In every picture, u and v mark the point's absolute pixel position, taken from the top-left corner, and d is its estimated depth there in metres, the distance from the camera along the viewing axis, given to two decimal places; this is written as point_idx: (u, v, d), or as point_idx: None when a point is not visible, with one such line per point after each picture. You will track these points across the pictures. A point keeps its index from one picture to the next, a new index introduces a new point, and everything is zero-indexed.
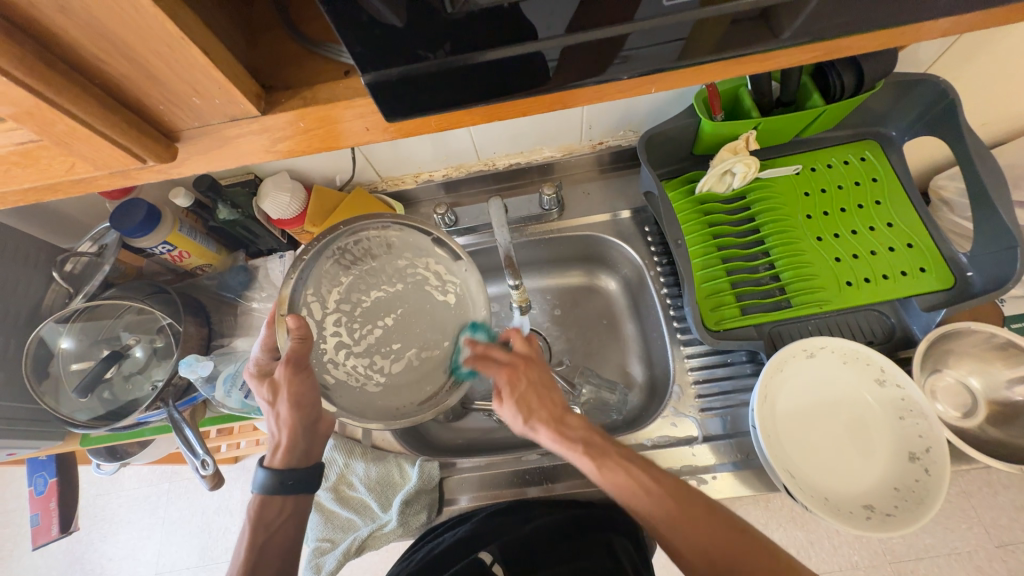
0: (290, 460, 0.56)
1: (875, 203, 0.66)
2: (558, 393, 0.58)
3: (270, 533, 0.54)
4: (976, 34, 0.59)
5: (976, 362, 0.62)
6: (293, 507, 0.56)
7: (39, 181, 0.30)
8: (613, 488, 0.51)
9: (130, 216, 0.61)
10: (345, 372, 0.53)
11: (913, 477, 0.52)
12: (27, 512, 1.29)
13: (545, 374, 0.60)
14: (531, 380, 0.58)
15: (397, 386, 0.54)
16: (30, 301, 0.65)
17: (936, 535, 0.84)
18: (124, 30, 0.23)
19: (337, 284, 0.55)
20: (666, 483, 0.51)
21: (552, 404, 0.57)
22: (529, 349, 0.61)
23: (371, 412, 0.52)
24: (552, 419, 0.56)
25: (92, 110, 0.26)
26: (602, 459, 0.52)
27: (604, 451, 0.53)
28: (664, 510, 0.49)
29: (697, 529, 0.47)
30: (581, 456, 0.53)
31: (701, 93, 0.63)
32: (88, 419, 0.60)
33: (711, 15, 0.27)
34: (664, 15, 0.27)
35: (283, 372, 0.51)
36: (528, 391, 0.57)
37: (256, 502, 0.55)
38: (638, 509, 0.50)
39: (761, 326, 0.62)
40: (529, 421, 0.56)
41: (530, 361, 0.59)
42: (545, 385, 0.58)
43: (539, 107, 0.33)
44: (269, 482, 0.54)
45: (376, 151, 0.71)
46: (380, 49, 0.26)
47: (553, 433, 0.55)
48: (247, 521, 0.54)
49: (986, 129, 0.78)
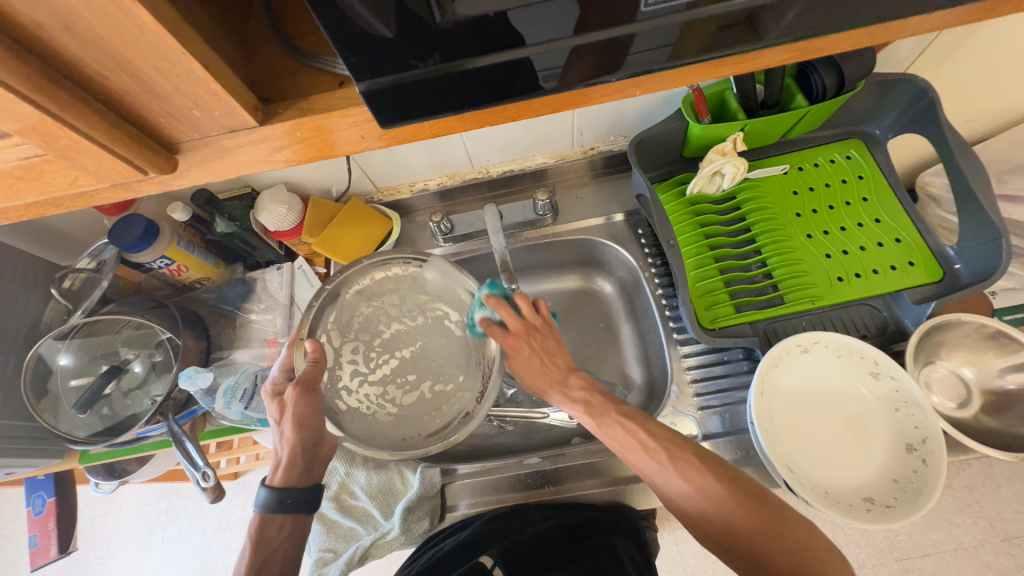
0: (289, 479, 0.54)
1: (862, 200, 0.68)
2: (563, 355, 0.59)
3: (269, 553, 0.51)
4: (951, 34, 0.61)
5: (969, 353, 0.62)
6: (293, 524, 0.54)
7: (42, 195, 0.31)
8: (612, 443, 0.52)
9: (129, 231, 0.61)
10: (359, 399, 0.56)
11: (911, 468, 0.53)
12: (23, 535, 1.27)
13: (553, 343, 0.59)
14: (536, 348, 0.57)
15: (407, 417, 0.56)
16: (28, 318, 0.65)
17: (941, 531, 0.84)
18: (126, 47, 0.24)
19: (357, 314, 0.58)
20: (662, 436, 0.50)
21: (556, 368, 0.58)
22: (535, 317, 0.60)
23: (378, 441, 0.53)
24: (556, 382, 0.57)
25: (95, 124, 0.26)
26: (602, 416, 0.53)
27: (605, 409, 0.54)
28: (655, 463, 0.49)
29: (688, 483, 0.47)
30: (582, 415, 0.55)
31: (687, 97, 0.65)
32: (86, 436, 0.59)
33: (692, 18, 0.29)
34: (651, 19, 0.28)
35: (292, 393, 0.51)
36: (534, 356, 0.57)
37: (256, 520, 0.53)
38: (632, 459, 0.50)
39: (756, 323, 0.63)
40: (535, 383, 0.58)
41: (536, 330, 0.58)
42: (550, 350, 0.58)
43: (529, 111, 0.34)
44: (268, 500, 0.53)
45: (372, 161, 0.72)
46: (373, 60, 0.27)
47: (559, 397, 0.57)
48: (248, 540, 0.52)
49: (968, 126, 0.80)
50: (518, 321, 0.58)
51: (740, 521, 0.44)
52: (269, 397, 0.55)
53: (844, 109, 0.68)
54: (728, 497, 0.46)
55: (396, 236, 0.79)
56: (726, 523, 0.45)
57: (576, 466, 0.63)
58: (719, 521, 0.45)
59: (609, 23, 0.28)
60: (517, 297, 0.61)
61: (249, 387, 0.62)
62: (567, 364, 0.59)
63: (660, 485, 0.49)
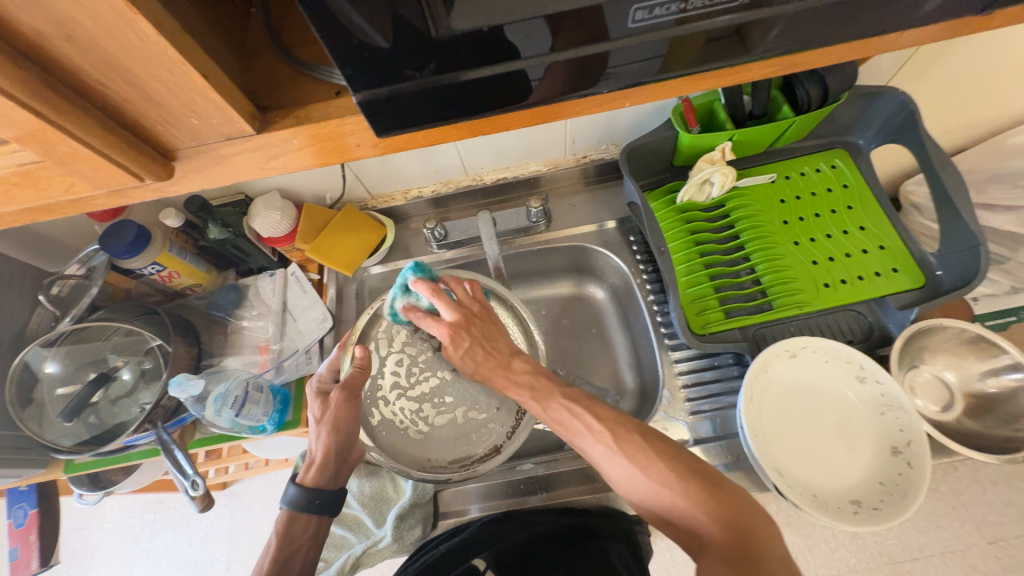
0: (319, 480, 0.56)
1: (847, 208, 0.69)
2: (505, 341, 0.59)
3: (293, 550, 0.53)
4: (928, 49, 0.63)
5: (951, 357, 0.64)
6: (318, 525, 0.55)
7: (37, 201, 0.31)
8: (560, 428, 0.52)
9: (119, 237, 0.61)
10: (394, 413, 0.61)
11: (897, 470, 0.54)
12: (2, 549, 1.23)
13: (492, 327, 0.59)
14: (475, 336, 0.57)
15: (437, 441, 0.60)
16: (15, 325, 0.64)
17: (929, 534, 0.85)
18: (127, 56, 0.25)
19: (408, 328, 0.64)
20: (609, 418, 0.50)
21: (498, 354, 0.57)
22: (473, 303, 0.60)
23: (404, 459, 0.59)
24: (500, 368, 0.57)
25: (93, 132, 0.27)
26: (547, 401, 0.53)
27: (551, 393, 0.54)
28: (602, 445, 0.48)
29: (630, 463, 0.46)
30: (528, 400, 0.55)
31: (676, 108, 0.66)
32: (72, 445, 0.59)
33: (680, 34, 0.30)
34: (641, 33, 0.29)
35: (338, 395, 0.56)
36: (475, 344, 0.57)
37: (284, 517, 0.54)
38: (581, 443, 0.50)
39: (745, 329, 0.64)
40: (477, 370, 0.57)
41: (474, 317, 0.58)
42: (490, 337, 0.58)
43: (523, 121, 0.35)
44: (298, 498, 0.54)
45: (366, 168, 0.73)
46: (371, 70, 0.27)
47: (503, 381, 0.56)
48: (274, 536, 0.53)
49: (947, 137, 0.83)
50: (450, 309, 0.57)
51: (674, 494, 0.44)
52: (313, 396, 0.57)
53: (828, 120, 0.70)
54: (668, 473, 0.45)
55: (390, 242, 0.80)
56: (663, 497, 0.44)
57: (569, 471, 0.62)
58: (657, 498, 0.44)
59: (601, 37, 0.29)
60: (451, 282, 0.60)
61: (241, 394, 0.60)
62: (510, 348, 0.59)
63: (602, 466, 0.48)
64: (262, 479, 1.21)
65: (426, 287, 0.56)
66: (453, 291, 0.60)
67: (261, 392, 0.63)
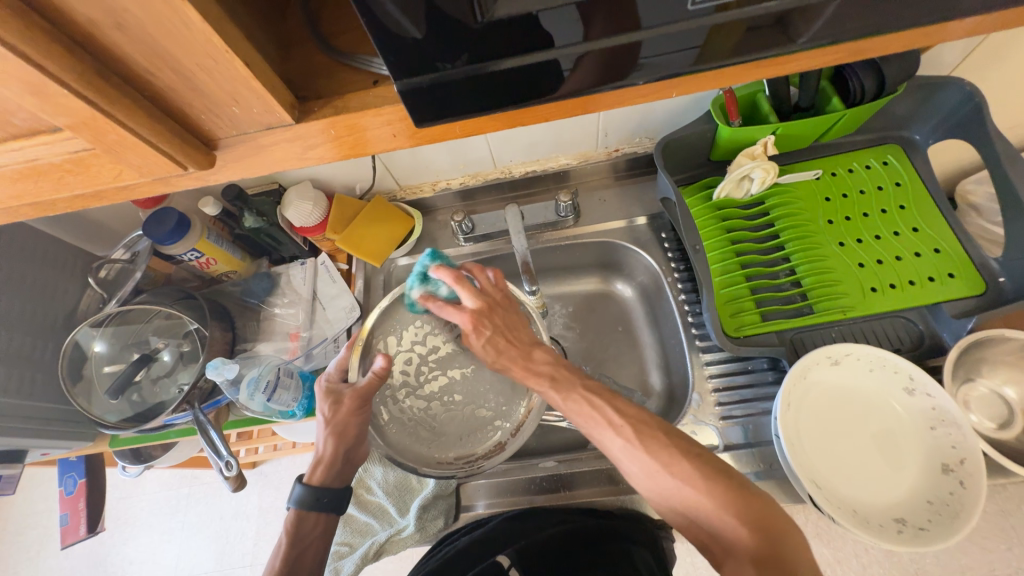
0: (327, 478, 0.58)
1: (900, 207, 0.65)
2: (527, 331, 0.55)
3: (303, 548, 0.55)
4: (1002, 35, 0.58)
5: (1012, 371, 0.59)
6: (327, 521, 0.57)
7: (88, 188, 0.32)
8: (577, 419, 0.49)
9: (162, 224, 0.63)
10: (402, 411, 0.60)
11: (947, 489, 0.50)
12: (54, 513, 1.32)
13: (513, 317, 0.55)
14: (499, 324, 0.53)
15: (445, 438, 0.59)
16: (67, 306, 0.67)
17: (972, 556, 0.80)
18: (174, 45, 0.25)
19: (417, 327, 0.63)
20: (629, 414, 0.48)
21: (520, 343, 0.53)
22: (496, 291, 0.56)
23: (411, 456, 0.58)
24: (521, 357, 0.52)
25: (140, 120, 0.27)
26: (568, 391, 0.50)
27: (572, 385, 0.50)
28: (622, 439, 0.46)
29: (646, 467, 0.44)
30: (547, 391, 0.51)
31: (717, 99, 0.64)
32: (117, 420, 0.62)
33: (724, 21, 0.28)
34: (678, 23, 0.27)
35: (349, 400, 0.56)
36: (497, 333, 0.53)
37: (293, 516, 0.56)
38: (600, 437, 0.48)
39: (782, 332, 0.61)
40: (497, 361, 0.52)
41: (495, 304, 0.54)
42: (512, 326, 0.54)
43: (560, 113, 0.34)
44: (305, 498, 0.56)
45: (397, 159, 0.73)
46: (410, 58, 0.27)
47: (520, 371, 0.52)
48: (285, 535, 0.55)
49: (1014, 132, 0.76)
50: (472, 296, 0.53)
51: (696, 500, 0.42)
52: (322, 394, 0.58)
53: (881, 114, 0.65)
54: (696, 478, 0.43)
55: (417, 234, 0.80)
56: (684, 500, 0.43)
57: (591, 472, 0.63)
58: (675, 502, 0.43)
59: (636, 26, 0.27)
60: (473, 269, 0.56)
61: (272, 379, 0.62)
62: (531, 338, 0.55)
63: (619, 462, 0.47)
64: (289, 460, 1.25)
65: (449, 273, 0.53)
66: (474, 278, 0.56)
67: (291, 377, 0.65)
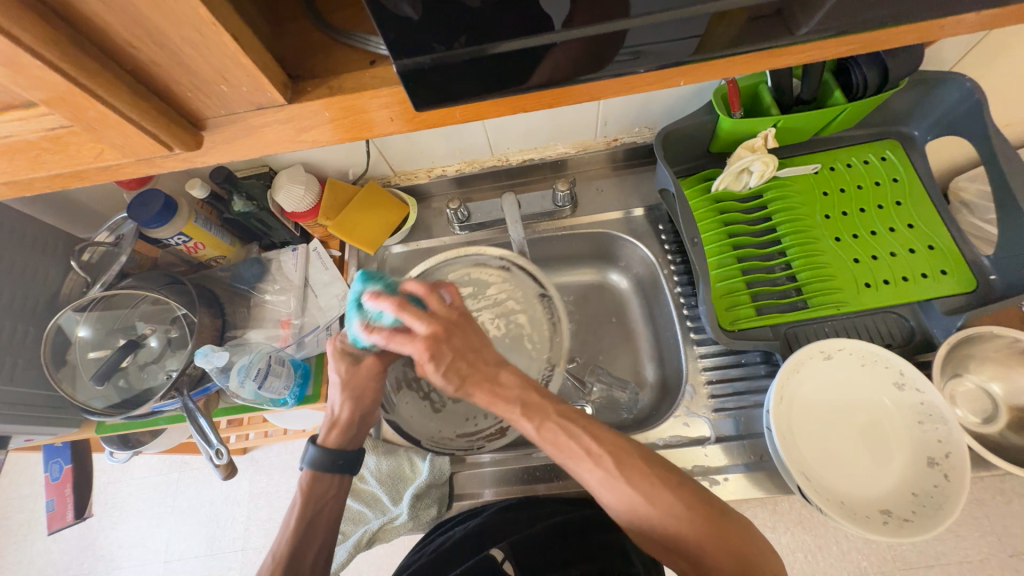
0: (342, 441, 0.57)
1: (895, 203, 0.65)
2: (490, 350, 0.52)
3: (319, 509, 0.55)
4: (1004, 32, 0.57)
5: (998, 367, 0.60)
6: (341, 484, 0.57)
7: (67, 168, 0.30)
8: (551, 450, 0.48)
9: (147, 207, 0.61)
10: (415, 384, 0.64)
11: (932, 482, 0.51)
12: (41, 497, 1.31)
13: (473, 336, 0.52)
14: (456, 348, 0.50)
15: (452, 416, 0.63)
16: (48, 290, 0.65)
17: (946, 543, 0.83)
18: (158, 16, 0.23)
19: None
20: (608, 442, 0.48)
21: (483, 364, 0.51)
22: (450, 312, 0.52)
23: (417, 429, 0.62)
24: (486, 382, 0.50)
25: (122, 96, 0.26)
26: (542, 420, 0.49)
27: (544, 412, 0.49)
28: (601, 471, 0.46)
29: (633, 485, 0.45)
30: (520, 419, 0.49)
31: (719, 90, 0.63)
32: (104, 407, 0.60)
33: (726, 9, 0.27)
34: (684, 7, 0.27)
35: (370, 361, 0.57)
36: (457, 358, 0.50)
37: (307, 477, 0.56)
38: (579, 471, 0.47)
39: (776, 327, 0.61)
40: (460, 388, 0.50)
41: (452, 327, 0.51)
42: (473, 348, 0.51)
43: (560, 100, 0.33)
44: (320, 459, 0.56)
45: (391, 144, 0.71)
46: (408, 38, 0.26)
47: (487, 396, 0.50)
48: (299, 495, 0.55)
49: (1010, 130, 0.76)
50: (425, 320, 0.49)
51: (686, 524, 0.43)
52: (336, 353, 0.57)
53: (881, 109, 0.65)
54: None
55: (412, 222, 0.79)
56: (677, 525, 0.44)
57: None
58: (664, 524, 0.44)
59: (639, 11, 0.27)
60: (421, 291, 0.52)
61: (263, 366, 0.60)
62: (495, 357, 0.52)
63: (597, 491, 0.47)
64: (281, 446, 1.25)
65: (391, 302, 0.49)
66: (426, 299, 0.52)
67: (283, 365, 0.64)
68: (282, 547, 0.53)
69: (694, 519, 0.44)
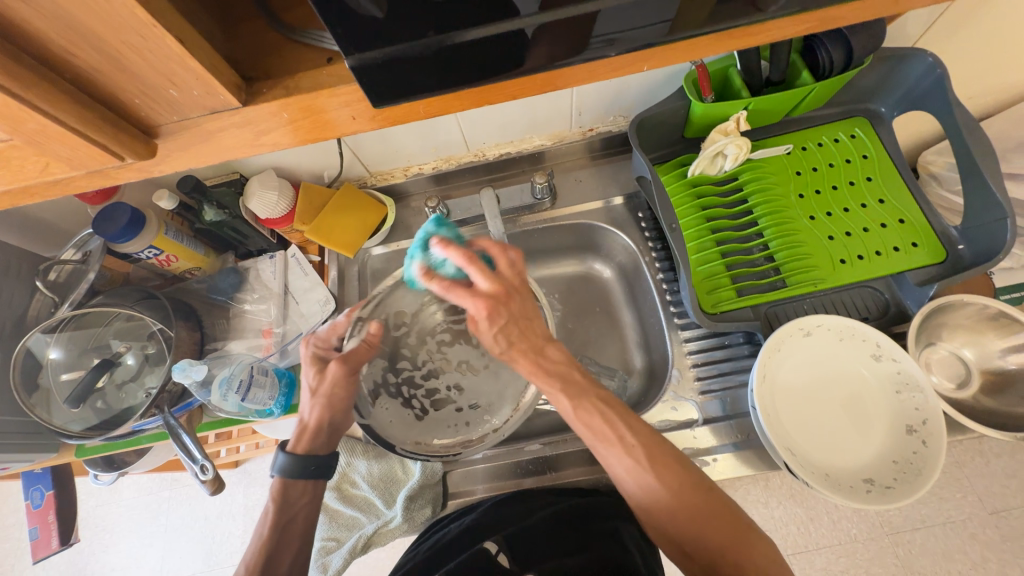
0: (312, 446, 0.58)
1: (867, 179, 0.66)
2: (541, 324, 0.55)
3: (291, 516, 0.55)
4: (963, 5, 0.58)
5: (969, 334, 0.62)
6: (314, 489, 0.57)
7: (13, 183, 0.29)
8: (585, 431, 0.49)
9: (113, 221, 0.59)
10: (395, 390, 0.62)
11: (911, 449, 0.53)
12: (25, 525, 1.27)
13: (531, 306, 0.54)
14: (512, 314, 0.52)
15: (433, 424, 0.61)
16: (14, 312, 0.63)
17: (930, 506, 0.85)
18: (93, 20, 0.22)
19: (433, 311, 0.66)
20: (641, 432, 0.49)
21: (533, 336, 0.54)
22: (516, 276, 0.55)
23: (393, 434, 0.59)
24: (532, 352, 0.53)
25: (61, 106, 0.24)
26: (579, 399, 0.50)
27: (583, 392, 0.51)
28: (631, 460, 0.47)
29: (662, 486, 0.46)
30: (558, 395, 0.51)
31: (690, 74, 0.63)
32: (81, 429, 0.58)
33: None
34: None
35: (334, 366, 0.57)
36: (511, 323, 0.53)
37: (278, 485, 0.55)
38: (607, 457, 0.48)
39: (757, 307, 0.62)
40: (507, 351, 0.53)
41: (513, 292, 0.53)
42: (528, 317, 0.54)
43: (529, 91, 0.32)
44: (291, 466, 0.55)
45: (364, 143, 0.70)
46: (364, 32, 0.25)
47: (530, 365, 0.52)
48: (272, 503, 0.55)
49: (973, 103, 0.78)
50: (488, 281, 0.52)
51: (710, 532, 0.44)
52: (308, 360, 0.58)
53: (848, 87, 0.66)
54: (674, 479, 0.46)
55: (391, 222, 0.78)
56: (694, 531, 0.44)
57: (576, 452, 0.63)
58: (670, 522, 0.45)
59: None
60: (492, 250, 0.54)
61: (245, 378, 0.59)
62: (545, 333, 0.55)
63: (625, 481, 0.48)
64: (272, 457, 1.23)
65: (461, 253, 0.51)
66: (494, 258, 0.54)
67: (265, 375, 0.62)
68: (254, 556, 0.53)
69: (721, 528, 0.44)
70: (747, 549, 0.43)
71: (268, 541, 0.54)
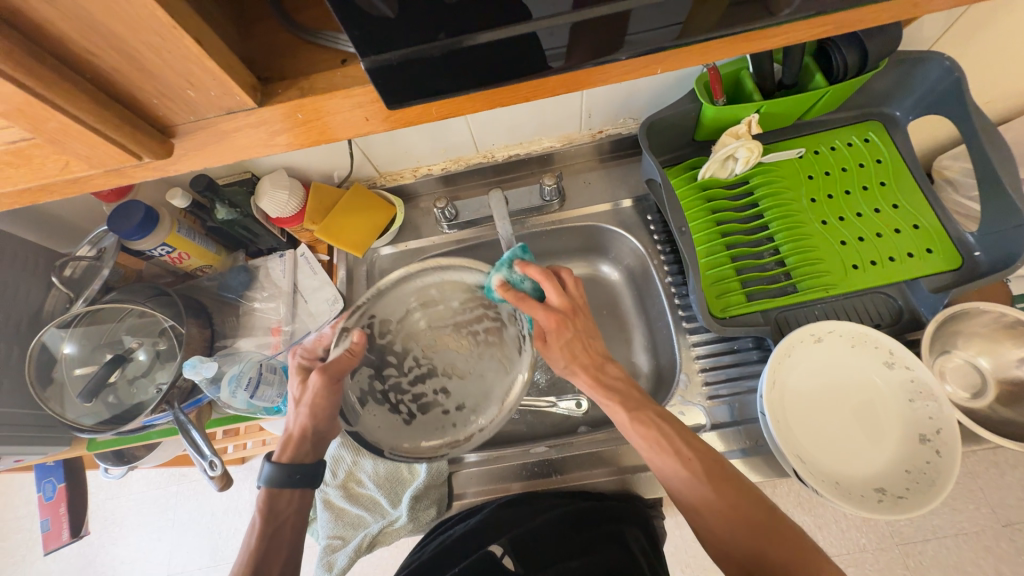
0: (296, 456, 0.58)
1: (881, 184, 0.66)
2: (600, 343, 0.61)
3: (279, 524, 0.55)
4: (982, 8, 0.57)
5: (986, 342, 0.61)
6: (302, 497, 0.58)
7: (33, 181, 0.30)
8: (638, 439, 0.53)
9: (128, 218, 0.60)
10: (382, 396, 0.61)
11: (924, 459, 0.52)
12: (37, 517, 1.29)
13: (591, 326, 0.60)
14: (578, 329, 0.58)
15: (422, 427, 0.61)
16: (30, 307, 0.64)
17: (943, 517, 0.83)
18: (114, 21, 0.23)
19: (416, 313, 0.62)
20: (698, 448, 0.52)
21: (593, 353, 0.60)
22: (579, 296, 0.60)
23: (381, 437, 0.59)
24: (593, 368, 0.59)
25: (81, 105, 0.25)
26: (636, 411, 0.54)
27: (640, 404, 0.55)
28: (687, 472, 0.50)
29: (718, 497, 0.48)
30: (616, 408, 0.56)
31: (702, 77, 0.62)
32: (94, 424, 0.59)
33: None
34: None
35: (315, 377, 0.57)
36: (574, 339, 0.58)
37: (264, 495, 0.56)
38: (663, 467, 0.51)
39: (767, 312, 0.62)
40: (570, 364, 0.59)
41: (578, 310, 0.59)
42: (589, 333, 0.60)
43: (541, 93, 0.32)
44: (276, 475, 0.56)
45: (374, 144, 0.70)
46: (378, 34, 0.25)
47: (590, 380, 0.58)
48: (257, 514, 0.55)
49: (991, 107, 0.77)
50: (561, 299, 0.57)
51: (767, 544, 0.44)
52: (296, 369, 0.60)
53: (863, 90, 0.65)
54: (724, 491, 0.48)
55: (400, 223, 0.78)
56: (752, 544, 0.45)
57: (583, 455, 0.63)
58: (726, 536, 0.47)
59: None
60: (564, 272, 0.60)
61: (254, 375, 0.62)
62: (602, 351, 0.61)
63: (682, 492, 0.50)
64: None
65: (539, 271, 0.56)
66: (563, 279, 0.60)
67: (275, 373, 0.65)
68: (243, 565, 0.53)
69: (780, 542, 0.44)
70: (811, 564, 0.42)
71: (255, 551, 0.54)
